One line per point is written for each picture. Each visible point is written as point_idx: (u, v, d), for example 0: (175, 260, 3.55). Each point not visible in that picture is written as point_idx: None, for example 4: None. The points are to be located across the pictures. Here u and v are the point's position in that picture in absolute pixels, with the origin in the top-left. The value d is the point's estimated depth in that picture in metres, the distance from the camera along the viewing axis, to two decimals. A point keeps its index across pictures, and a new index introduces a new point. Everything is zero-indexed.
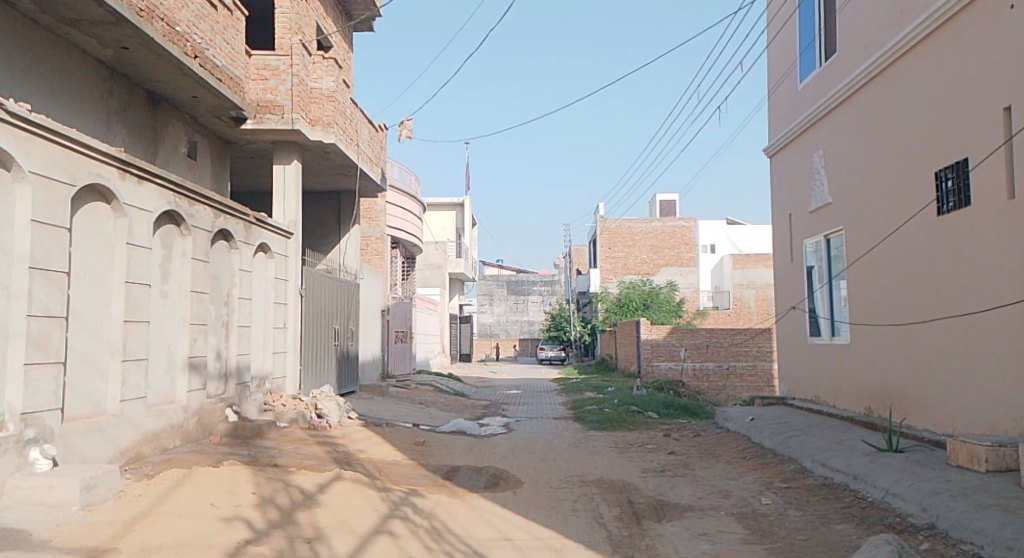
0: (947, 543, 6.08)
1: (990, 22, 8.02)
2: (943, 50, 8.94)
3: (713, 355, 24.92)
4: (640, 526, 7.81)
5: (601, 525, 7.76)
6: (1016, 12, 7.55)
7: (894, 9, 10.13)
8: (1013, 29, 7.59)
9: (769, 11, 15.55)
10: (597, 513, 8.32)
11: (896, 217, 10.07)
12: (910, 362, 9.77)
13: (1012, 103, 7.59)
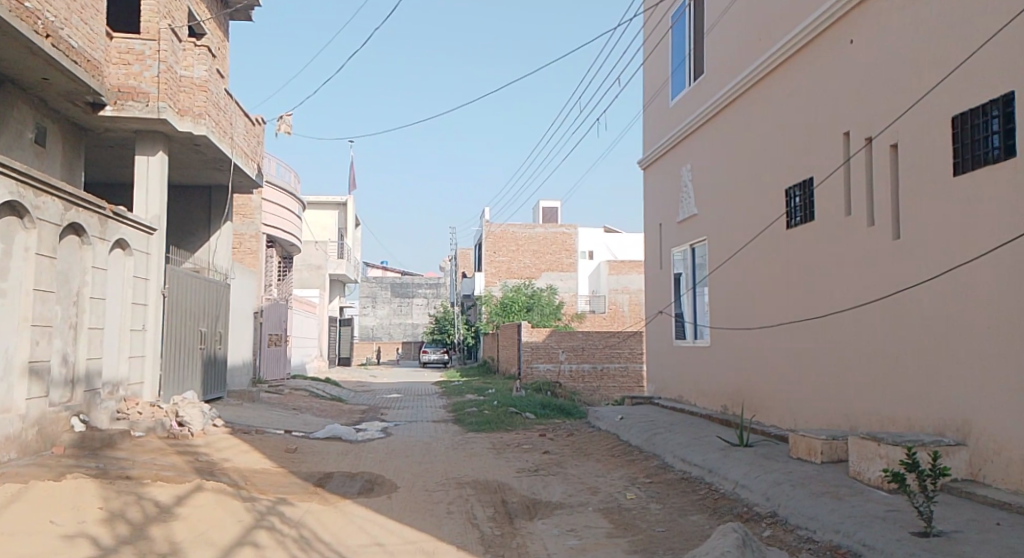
0: (786, 529, 6.56)
1: (833, 55, 8.71)
2: (795, 76, 9.62)
3: (588, 356, 25.60)
4: (512, 525, 7.97)
5: (474, 526, 7.86)
6: (856, 46, 8.21)
7: (754, 36, 10.81)
8: (852, 63, 8.26)
9: (642, 32, 16.31)
10: (471, 515, 8.41)
11: (752, 230, 10.74)
12: (760, 362, 10.45)
13: (850, 129, 8.25)
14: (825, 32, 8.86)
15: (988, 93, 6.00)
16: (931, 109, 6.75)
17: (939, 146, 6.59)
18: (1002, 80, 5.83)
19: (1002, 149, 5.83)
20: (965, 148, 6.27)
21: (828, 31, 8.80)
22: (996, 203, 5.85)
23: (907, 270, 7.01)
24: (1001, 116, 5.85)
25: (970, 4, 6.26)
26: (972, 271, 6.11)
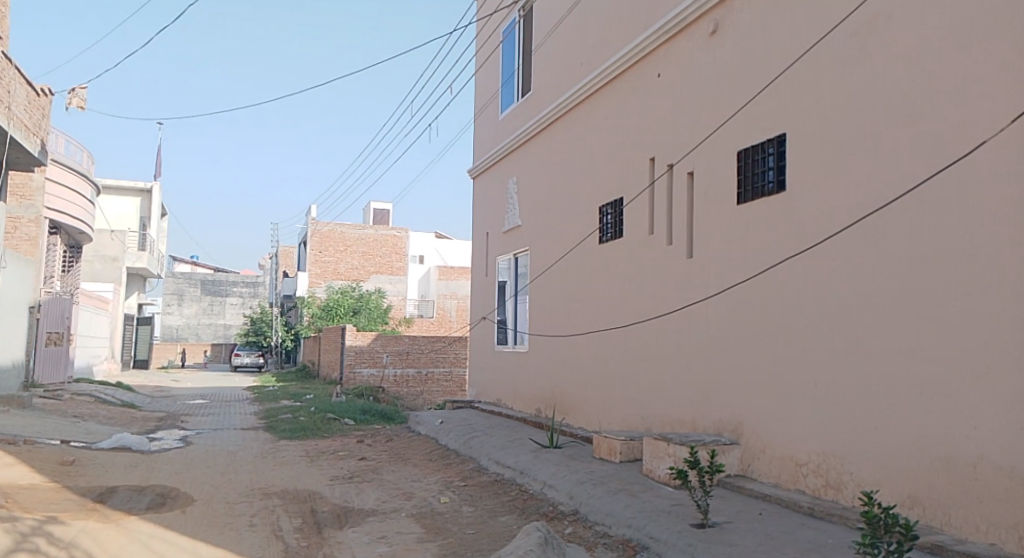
0: (586, 525, 6.70)
1: (642, 84, 8.98)
2: (610, 101, 9.87)
3: (414, 361, 25.06)
4: (320, 535, 7.57)
5: (277, 539, 7.38)
6: (661, 81, 8.48)
7: (577, 57, 11.03)
8: (657, 96, 8.55)
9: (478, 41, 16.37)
10: (275, 526, 7.91)
11: (570, 242, 10.98)
12: (571, 368, 10.71)
13: (656, 156, 8.48)
14: (636, 65, 9.10)
15: (769, 127, 6.42)
16: (721, 140, 7.13)
17: (724, 171, 7.03)
18: (782, 116, 6.26)
19: (775, 184, 6.31)
20: (745, 180, 6.73)
21: (638, 65, 9.05)
22: (770, 227, 6.31)
23: (697, 286, 7.39)
24: (775, 154, 6.32)
25: (757, 45, 6.68)
26: (750, 290, 6.54)
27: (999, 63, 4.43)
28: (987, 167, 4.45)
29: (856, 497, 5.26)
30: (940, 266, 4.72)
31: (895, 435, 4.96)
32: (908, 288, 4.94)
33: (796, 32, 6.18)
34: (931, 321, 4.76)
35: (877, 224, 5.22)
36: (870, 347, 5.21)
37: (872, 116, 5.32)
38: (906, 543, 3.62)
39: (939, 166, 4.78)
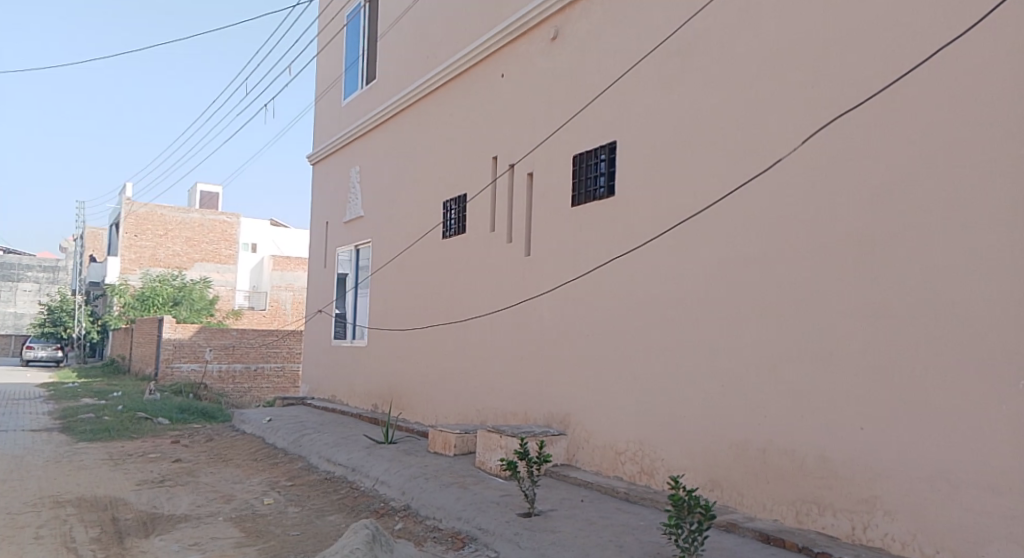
0: (416, 520, 6.50)
1: (485, 83, 8.77)
2: (454, 97, 9.61)
3: (241, 356, 23.94)
4: (121, 546, 6.85)
5: (70, 552, 6.59)
6: (506, 81, 8.27)
7: (422, 48, 10.71)
8: (501, 95, 8.35)
9: (323, 18, 15.54)
10: (68, 539, 7.07)
11: (411, 235, 10.68)
12: (408, 363, 10.46)
13: (499, 153, 8.27)
14: (482, 63, 8.84)
15: (605, 127, 6.44)
16: (560, 140, 7.09)
17: (559, 165, 7.04)
18: (617, 117, 6.29)
19: (606, 190, 6.37)
20: (579, 185, 6.71)
21: (482, 63, 8.84)
22: (598, 226, 6.35)
23: (531, 283, 7.34)
24: (607, 160, 6.38)
25: (597, 47, 6.66)
26: (579, 288, 6.56)
27: (806, 79, 4.61)
28: (790, 174, 4.65)
29: (665, 482, 5.43)
30: (748, 268, 4.89)
31: (700, 424, 5.14)
32: (718, 287, 5.10)
33: (629, 36, 6.22)
34: (739, 322, 4.92)
35: (694, 226, 5.34)
36: (685, 345, 5.34)
37: (695, 123, 5.44)
38: (705, 522, 3.74)
39: (751, 173, 4.94)
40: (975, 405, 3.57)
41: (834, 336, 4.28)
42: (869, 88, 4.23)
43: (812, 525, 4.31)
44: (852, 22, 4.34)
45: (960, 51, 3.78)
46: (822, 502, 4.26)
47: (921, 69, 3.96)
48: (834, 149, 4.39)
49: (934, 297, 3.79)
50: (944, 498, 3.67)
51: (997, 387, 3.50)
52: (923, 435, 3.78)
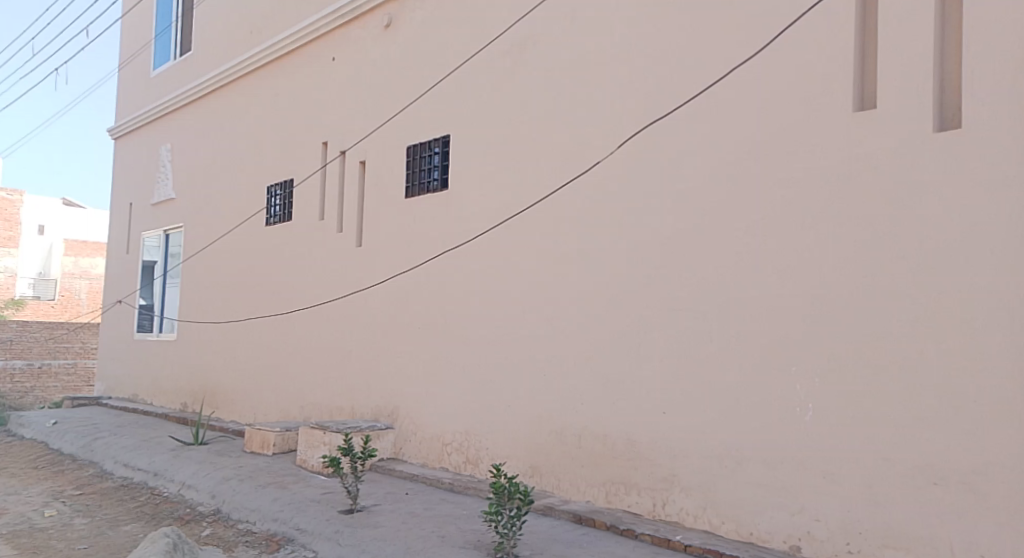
0: (227, 525, 6.17)
1: (313, 66, 8.53)
2: (279, 78, 9.25)
3: (22, 352, 21.47)
4: None
5: None
6: (337, 65, 8.08)
7: (245, 24, 10.21)
8: (330, 80, 8.15)
9: None
10: None
11: (229, 221, 10.17)
12: (223, 358, 9.97)
13: (329, 139, 8.08)
14: (311, 44, 8.58)
15: (437, 120, 6.49)
16: (392, 130, 7.05)
17: (391, 156, 7.01)
18: (449, 111, 6.36)
19: (440, 183, 6.39)
20: (413, 176, 6.71)
21: (311, 45, 8.59)
22: (427, 220, 6.41)
23: (359, 274, 7.26)
24: (441, 154, 6.40)
25: (430, 39, 6.69)
26: (408, 280, 6.58)
27: (622, 87, 4.91)
28: (606, 176, 4.93)
29: (488, 471, 5.61)
30: (566, 264, 5.13)
31: (522, 413, 5.34)
32: (541, 281, 5.30)
33: (463, 32, 6.31)
34: (556, 314, 5.16)
35: (518, 222, 5.52)
36: (508, 338, 5.52)
37: (521, 122, 5.63)
38: (524, 506, 3.93)
39: (571, 173, 5.19)
40: (760, 391, 3.97)
41: (645, 328, 4.59)
42: (676, 99, 4.57)
43: (620, 504, 4.62)
44: (661, 36, 4.68)
45: (750, 71, 4.19)
46: (628, 482, 4.58)
47: (718, 85, 4.35)
48: (644, 153, 4.71)
49: (725, 293, 4.18)
50: (730, 474, 4.07)
51: (774, 374, 3.92)
52: (716, 419, 4.16)
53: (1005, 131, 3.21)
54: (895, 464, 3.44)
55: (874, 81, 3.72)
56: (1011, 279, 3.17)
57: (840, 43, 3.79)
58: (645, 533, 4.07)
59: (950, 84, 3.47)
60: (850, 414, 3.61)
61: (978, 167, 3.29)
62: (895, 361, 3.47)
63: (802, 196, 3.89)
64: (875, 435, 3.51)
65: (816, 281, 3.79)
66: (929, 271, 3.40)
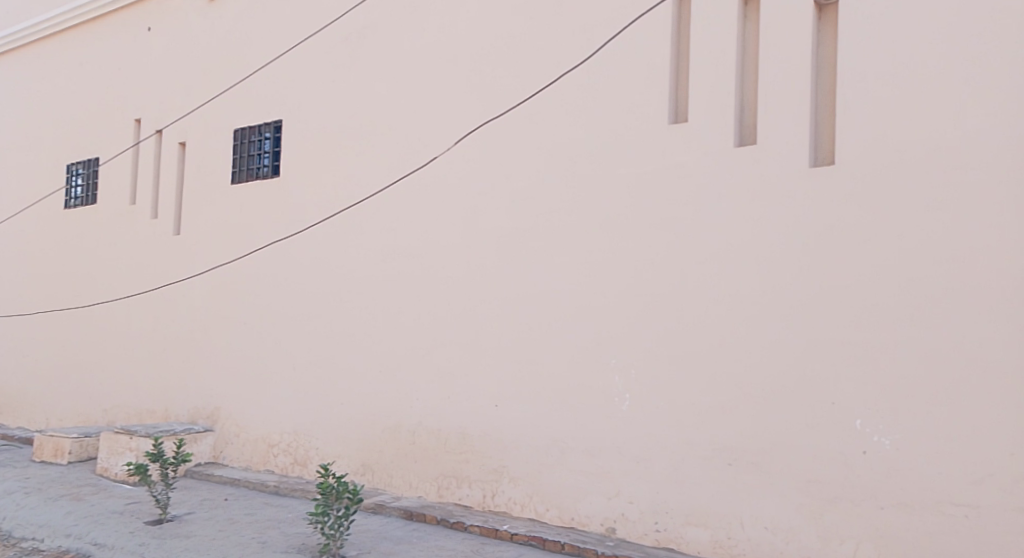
0: (6, 543, 5.41)
1: (121, 35, 7.85)
2: (80, 46, 8.43)
3: None
4: None
5: None
6: (152, 35, 7.49)
7: None
8: (144, 52, 7.55)
9: None
10: None
11: (15, 201, 9.12)
12: (8, 355, 8.93)
13: (142, 116, 7.51)
14: (118, 11, 7.89)
15: (266, 103, 6.22)
16: (218, 111, 6.68)
17: (215, 139, 6.64)
18: (278, 94, 6.11)
19: (270, 168, 6.12)
20: (240, 161, 6.40)
21: (121, 12, 7.90)
22: (253, 211, 6.14)
23: (177, 263, 6.79)
24: (271, 139, 6.13)
25: (258, 17, 6.40)
26: (234, 271, 6.24)
27: (458, 82, 4.83)
28: (440, 173, 4.85)
29: (316, 471, 5.45)
30: (396, 261, 5.05)
31: (352, 410, 5.23)
32: (375, 276, 5.18)
33: (294, 12, 6.06)
34: (386, 312, 5.08)
35: (350, 218, 5.39)
36: (338, 334, 5.39)
37: (353, 114, 5.48)
38: (352, 507, 3.84)
39: (402, 172, 5.09)
40: (585, 390, 4.06)
41: (478, 327, 4.57)
42: (510, 99, 4.55)
43: (451, 498, 4.63)
44: (489, 37, 4.68)
45: (575, 80, 4.25)
46: (460, 475, 4.59)
47: (546, 92, 4.37)
48: (473, 155, 4.68)
49: (548, 291, 4.25)
50: (555, 464, 4.16)
51: (592, 369, 4.04)
52: (544, 414, 4.23)
53: (791, 148, 3.44)
54: (696, 448, 3.65)
55: (686, 96, 3.91)
56: (793, 284, 3.39)
57: (656, 57, 3.93)
58: (475, 525, 4.12)
59: (748, 105, 3.73)
60: (660, 405, 3.78)
61: (772, 180, 3.48)
62: (698, 356, 3.66)
63: (617, 200, 4.00)
64: (682, 423, 3.70)
65: (629, 282, 3.92)
66: (726, 276, 3.59)
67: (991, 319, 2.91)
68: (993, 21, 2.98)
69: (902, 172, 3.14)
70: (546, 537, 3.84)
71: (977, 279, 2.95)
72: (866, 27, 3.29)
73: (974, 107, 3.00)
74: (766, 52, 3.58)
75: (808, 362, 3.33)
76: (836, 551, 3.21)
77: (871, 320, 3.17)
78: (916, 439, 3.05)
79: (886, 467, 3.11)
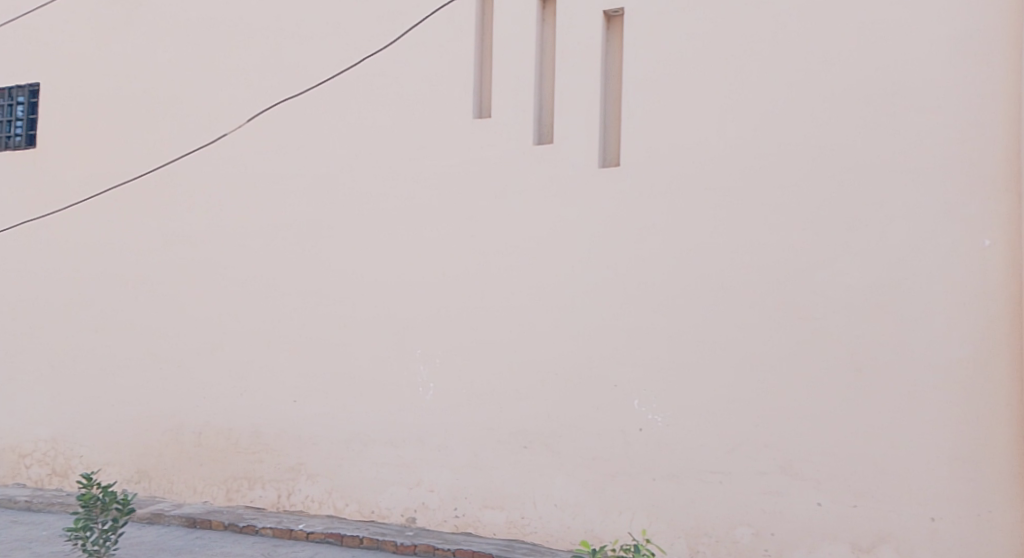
0: None
1: None
2: None
3: None
4: None
5: None
6: None
7: None
8: None
9: None
10: None
11: None
12: None
13: None
14: None
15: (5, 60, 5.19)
16: None
17: None
18: (21, 51, 5.13)
19: (24, 138, 5.10)
20: None
21: None
22: None
23: None
24: (25, 104, 5.10)
25: None
26: None
27: (249, 54, 4.34)
28: (230, 154, 4.35)
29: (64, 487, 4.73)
30: (170, 250, 4.47)
31: (121, 414, 4.54)
32: (146, 266, 4.53)
33: None
34: (156, 307, 4.49)
35: (110, 202, 4.68)
36: (93, 332, 4.67)
37: (114, 82, 4.75)
38: (124, 516, 3.41)
39: (177, 153, 4.52)
40: (381, 389, 3.85)
41: (272, 321, 4.15)
42: (308, 77, 4.16)
43: (241, 500, 4.19)
44: (283, 9, 4.26)
45: (382, 62, 3.97)
46: (253, 476, 4.16)
47: (351, 72, 4.05)
48: (262, 139, 4.26)
49: (345, 278, 3.97)
50: (356, 458, 3.88)
51: (394, 358, 3.82)
52: (340, 409, 3.94)
53: (584, 146, 3.49)
54: (497, 432, 3.57)
55: (489, 90, 3.81)
56: (583, 277, 3.44)
57: (460, 48, 3.78)
58: (267, 526, 3.80)
59: (546, 103, 3.71)
60: (461, 394, 3.66)
61: (559, 174, 3.52)
62: (496, 348, 3.60)
63: (419, 184, 3.81)
64: (478, 414, 3.62)
65: (432, 266, 3.75)
66: (522, 267, 3.56)
67: (744, 301, 3.14)
68: (765, 43, 3.19)
69: (678, 168, 3.29)
70: (343, 533, 3.64)
71: (742, 266, 3.15)
72: (655, 38, 3.40)
73: (747, 115, 3.20)
74: (565, 55, 3.59)
75: (594, 350, 3.40)
76: (615, 522, 3.31)
77: (643, 307, 3.31)
78: (687, 416, 3.22)
79: (660, 443, 3.26)
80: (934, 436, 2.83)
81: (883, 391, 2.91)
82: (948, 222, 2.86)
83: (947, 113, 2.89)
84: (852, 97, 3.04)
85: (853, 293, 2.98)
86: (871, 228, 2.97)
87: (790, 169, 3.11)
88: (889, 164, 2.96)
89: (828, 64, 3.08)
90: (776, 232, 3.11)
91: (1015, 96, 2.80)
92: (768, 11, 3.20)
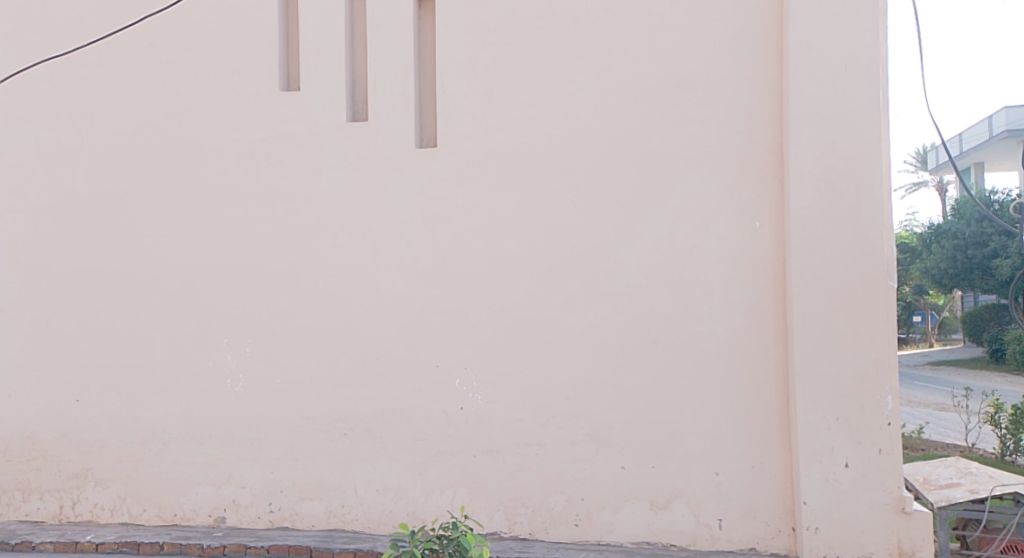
0: None
1: None
2: None
3: None
4: None
5: None
6: None
7: None
8: None
9: None
10: None
11: None
12: None
13: None
14: None
15: None
16: None
17: None
18: None
19: None
20: None
21: None
22: None
23: None
24: None
25: None
26: None
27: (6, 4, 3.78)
28: None
29: None
30: None
31: None
32: None
33: None
34: None
35: None
36: None
37: None
38: None
39: None
40: (179, 381, 3.56)
41: (43, 310, 3.68)
42: (80, 37, 3.70)
43: (14, 515, 3.69)
44: None
45: (167, 24, 3.61)
46: (27, 487, 3.67)
47: (129, 33, 3.65)
48: (26, 103, 3.73)
49: (138, 261, 3.60)
50: (155, 458, 3.57)
51: (195, 347, 3.55)
52: (128, 407, 3.60)
53: (399, 125, 3.42)
54: (313, 420, 3.44)
55: (297, 63, 3.60)
56: (401, 258, 3.38)
57: (264, 16, 3.55)
58: (47, 541, 3.39)
59: (359, 80, 3.59)
60: (276, 382, 3.48)
61: (374, 153, 3.42)
62: (311, 334, 3.46)
63: (224, 161, 3.54)
64: (292, 402, 3.46)
65: (239, 249, 3.51)
66: (335, 248, 3.44)
67: (560, 281, 3.27)
68: (568, 31, 3.31)
69: (492, 150, 3.33)
70: (140, 540, 3.35)
71: (555, 247, 3.28)
72: (467, 21, 3.40)
73: (557, 101, 3.31)
74: (377, 31, 3.48)
75: (411, 331, 3.37)
76: (435, 501, 3.33)
77: (465, 289, 3.33)
78: (504, 392, 3.30)
79: (478, 420, 3.32)
80: (718, 399, 3.15)
81: (677, 361, 3.18)
82: (731, 206, 3.16)
83: (731, 107, 3.18)
84: (650, 89, 3.24)
85: (653, 272, 3.20)
86: (668, 211, 3.20)
87: (598, 155, 3.27)
88: (678, 151, 3.21)
89: (632, 56, 3.26)
90: (585, 214, 3.26)
91: (780, 94, 3.15)
92: (575, 1, 3.31)
